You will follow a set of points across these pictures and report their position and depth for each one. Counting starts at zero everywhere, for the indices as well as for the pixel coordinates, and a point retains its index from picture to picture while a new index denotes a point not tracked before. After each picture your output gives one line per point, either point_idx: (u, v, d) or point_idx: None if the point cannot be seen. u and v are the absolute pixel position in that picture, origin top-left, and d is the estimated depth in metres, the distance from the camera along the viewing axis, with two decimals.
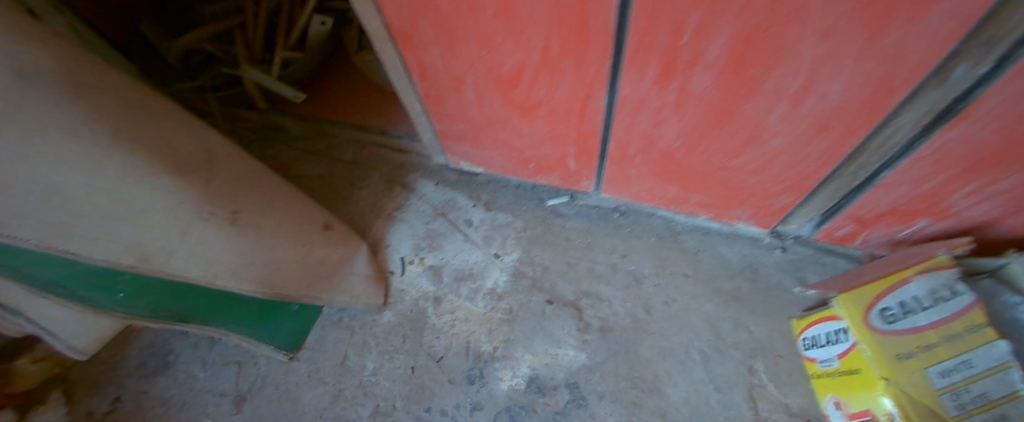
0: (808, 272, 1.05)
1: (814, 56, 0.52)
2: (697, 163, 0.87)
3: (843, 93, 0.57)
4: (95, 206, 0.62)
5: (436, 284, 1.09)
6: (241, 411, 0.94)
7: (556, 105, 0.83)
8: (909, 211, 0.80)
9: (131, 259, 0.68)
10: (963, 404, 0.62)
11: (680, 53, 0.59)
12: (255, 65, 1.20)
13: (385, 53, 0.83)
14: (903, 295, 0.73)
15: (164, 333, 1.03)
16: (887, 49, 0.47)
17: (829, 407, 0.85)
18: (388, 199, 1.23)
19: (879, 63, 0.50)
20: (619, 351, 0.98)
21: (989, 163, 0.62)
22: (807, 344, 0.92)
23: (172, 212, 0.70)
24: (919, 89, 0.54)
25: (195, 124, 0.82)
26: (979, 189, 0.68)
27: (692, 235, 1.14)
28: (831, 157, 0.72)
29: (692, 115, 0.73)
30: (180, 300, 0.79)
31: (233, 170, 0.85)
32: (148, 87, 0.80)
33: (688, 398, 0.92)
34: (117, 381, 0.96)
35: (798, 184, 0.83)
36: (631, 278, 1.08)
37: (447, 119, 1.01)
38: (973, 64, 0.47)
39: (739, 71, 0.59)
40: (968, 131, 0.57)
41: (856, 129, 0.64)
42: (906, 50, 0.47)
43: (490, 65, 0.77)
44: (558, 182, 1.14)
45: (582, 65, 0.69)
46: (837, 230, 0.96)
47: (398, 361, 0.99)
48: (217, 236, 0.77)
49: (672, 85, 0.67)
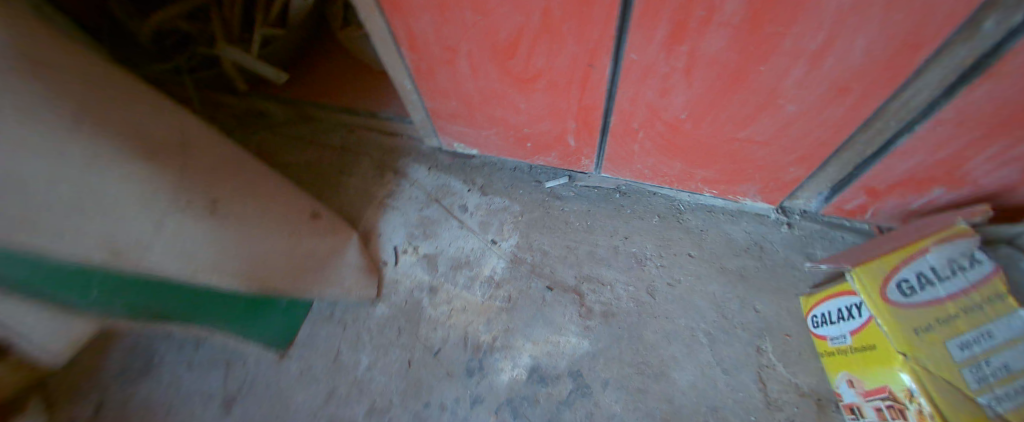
0: (817, 248, 1.01)
1: (840, 8, 0.46)
2: (703, 135, 0.82)
3: (868, 50, 0.51)
4: (61, 201, 0.58)
5: (431, 273, 1.04)
6: (231, 413, 0.89)
7: (557, 76, 0.78)
8: (926, 179, 0.74)
9: (102, 253, 0.63)
10: (985, 377, 0.59)
11: (692, 11, 0.53)
12: (234, 44, 1.14)
13: (372, 24, 0.78)
14: (922, 266, 0.68)
15: (148, 334, 0.98)
16: (917, 0, 0.42)
17: (840, 385, 0.81)
18: (378, 185, 1.17)
19: (908, 16, 0.44)
20: (624, 336, 0.93)
21: (1014, 124, 0.56)
22: (817, 322, 0.88)
23: (143, 204, 0.65)
24: (948, 45, 0.48)
25: (165, 109, 0.77)
26: (1000, 152, 0.63)
27: (696, 213, 1.09)
28: (848, 123, 0.66)
29: (701, 81, 0.67)
30: (161, 297, 0.73)
31: (210, 156, 0.79)
32: (114, 67, 0.74)
33: (697, 383, 0.88)
34: (100, 386, 0.92)
35: (810, 155, 0.77)
36: (633, 260, 1.03)
37: (439, 96, 0.95)
38: (1005, 16, 0.41)
39: (757, 30, 0.54)
40: (996, 89, 0.51)
41: (876, 92, 0.58)
42: (937, 0, 0.41)
43: (487, 31, 0.71)
44: (557, 163, 1.09)
45: (586, 28, 0.63)
46: (848, 203, 0.90)
47: (393, 355, 0.94)
48: (196, 228, 0.72)
49: (682, 48, 0.61)
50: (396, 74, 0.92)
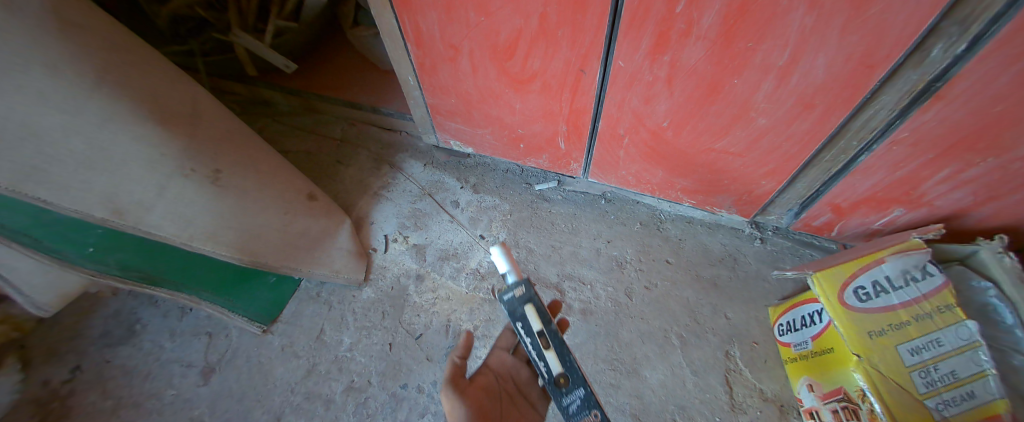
0: (786, 262, 1.07)
1: (803, 26, 0.54)
2: (683, 144, 0.88)
3: (828, 69, 0.59)
4: (72, 151, 0.63)
5: (419, 262, 1.07)
6: (209, 382, 0.91)
7: (550, 79, 0.84)
8: (884, 199, 0.81)
9: (104, 211, 0.66)
10: (932, 381, 0.64)
11: (675, 22, 0.61)
12: (248, 32, 1.19)
13: (382, 19, 0.84)
14: (878, 274, 0.73)
15: (132, 301, 1.00)
16: (870, 21, 0.50)
17: (802, 390, 0.84)
18: (375, 176, 1.23)
19: (863, 37, 0.52)
20: (600, 333, 0.98)
21: (965, 146, 0.62)
22: (783, 330, 0.92)
23: (149, 166, 0.70)
24: (899, 68, 0.56)
25: (177, 83, 0.82)
26: (952, 175, 0.68)
27: (676, 223, 1.15)
28: (813, 139, 0.73)
29: (682, 90, 0.74)
30: (151, 259, 0.76)
31: (216, 131, 0.84)
32: (132, 41, 0.79)
33: (667, 382, 0.91)
34: (78, 349, 0.93)
35: (779, 167, 0.84)
36: (614, 262, 1.08)
37: (440, 93, 1.01)
38: (949, 43, 0.50)
39: (730, 44, 0.61)
40: (943, 112, 0.59)
41: (836, 109, 0.65)
42: (888, 22, 0.49)
43: (487, 32, 0.78)
44: (547, 165, 1.16)
45: (578, 34, 0.71)
46: (815, 220, 0.97)
47: (375, 337, 0.97)
48: (196, 193, 0.76)
49: (665, 58, 0.68)
50: (401, 69, 0.98)
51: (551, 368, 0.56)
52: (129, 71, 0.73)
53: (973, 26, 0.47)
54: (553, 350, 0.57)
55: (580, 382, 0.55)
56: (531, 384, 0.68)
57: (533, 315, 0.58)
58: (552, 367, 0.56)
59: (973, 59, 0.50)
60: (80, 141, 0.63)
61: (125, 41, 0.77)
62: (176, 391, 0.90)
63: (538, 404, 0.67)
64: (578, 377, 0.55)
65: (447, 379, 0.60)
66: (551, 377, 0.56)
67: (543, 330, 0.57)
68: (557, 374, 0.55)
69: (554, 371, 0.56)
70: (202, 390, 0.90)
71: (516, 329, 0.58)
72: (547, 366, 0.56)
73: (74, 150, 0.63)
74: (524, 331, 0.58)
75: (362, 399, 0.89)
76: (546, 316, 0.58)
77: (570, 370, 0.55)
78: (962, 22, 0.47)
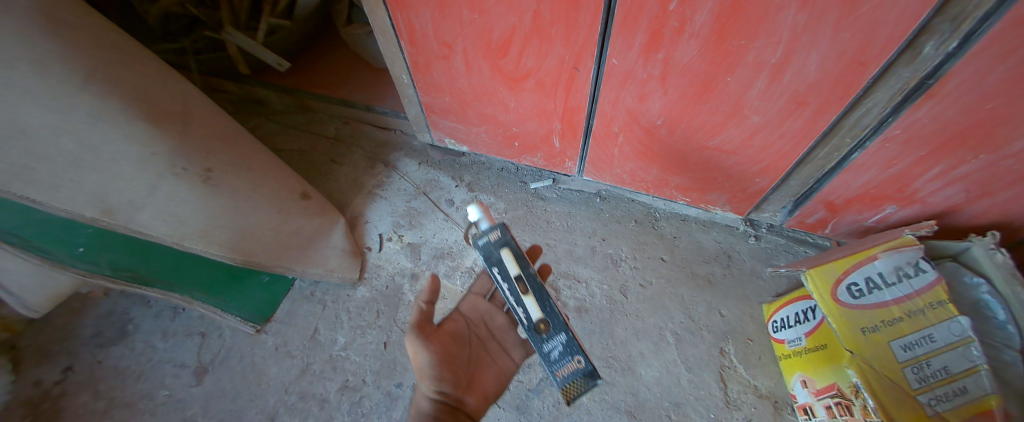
0: (780, 259, 1.07)
1: (795, 24, 0.54)
2: (677, 142, 0.88)
3: (820, 67, 0.59)
4: (61, 150, 0.62)
5: (413, 261, 1.07)
6: (202, 382, 0.90)
7: (545, 76, 0.84)
8: (877, 196, 0.81)
9: (94, 211, 0.65)
10: (925, 377, 0.64)
11: (668, 20, 0.61)
12: (241, 30, 1.19)
13: (376, 17, 0.84)
14: (870, 271, 0.73)
15: (124, 302, 0.99)
16: (862, 19, 0.50)
17: (796, 386, 0.84)
18: (369, 175, 1.22)
19: (854, 34, 0.52)
20: (595, 331, 0.98)
21: (957, 143, 0.62)
22: (777, 326, 0.92)
23: (140, 165, 0.69)
24: (891, 65, 0.56)
25: (168, 81, 0.81)
26: (944, 172, 0.69)
27: (670, 221, 1.15)
28: (806, 136, 0.73)
29: (675, 88, 0.74)
30: (143, 259, 0.76)
31: (207, 130, 0.83)
32: (122, 38, 0.78)
33: (662, 379, 0.92)
34: (69, 350, 0.92)
35: (773, 165, 0.84)
36: (609, 260, 1.08)
37: (434, 91, 1.01)
38: (940, 40, 0.50)
39: (723, 42, 0.61)
40: (935, 109, 0.59)
41: (829, 107, 0.65)
42: (879, 20, 0.49)
43: (481, 30, 0.77)
44: (542, 163, 1.16)
45: (572, 32, 0.70)
46: (809, 217, 0.97)
47: (370, 336, 0.96)
48: (188, 192, 0.75)
49: (658, 55, 0.68)
50: (395, 67, 0.97)
51: (532, 313, 0.60)
52: (119, 69, 0.72)
53: (963, 24, 0.47)
54: (532, 295, 0.61)
55: (561, 328, 0.59)
56: (502, 330, 0.76)
57: (509, 259, 0.62)
58: (531, 313, 0.60)
59: (965, 56, 0.50)
60: (69, 140, 0.63)
61: (115, 38, 0.76)
62: (169, 392, 0.89)
63: (508, 349, 0.74)
64: (559, 323, 0.59)
65: (413, 325, 0.65)
66: (531, 323, 0.60)
67: (521, 274, 0.62)
68: (537, 320, 0.60)
69: (534, 317, 0.60)
70: (195, 391, 0.89)
71: (494, 274, 0.63)
72: (527, 312, 0.61)
73: (63, 149, 0.62)
74: (501, 276, 0.63)
75: (357, 399, 0.88)
76: (524, 260, 0.63)
77: (550, 316, 0.60)
78: (954, 19, 0.47)
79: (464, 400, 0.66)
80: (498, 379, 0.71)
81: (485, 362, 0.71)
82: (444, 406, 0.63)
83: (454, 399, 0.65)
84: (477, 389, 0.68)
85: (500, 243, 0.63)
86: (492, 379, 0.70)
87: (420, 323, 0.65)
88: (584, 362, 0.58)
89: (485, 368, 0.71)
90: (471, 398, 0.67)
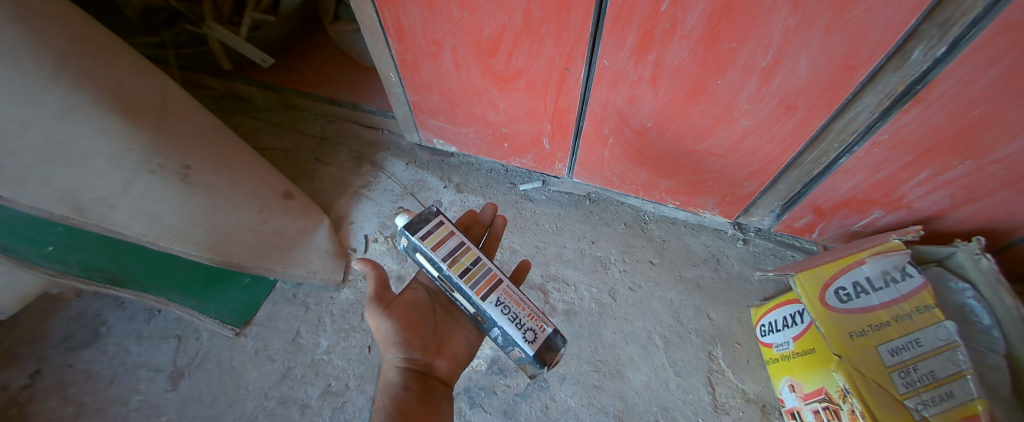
0: (768, 263, 1.07)
1: (786, 27, 0.53)
2: (667, 145, 0.87)
3: (810, 71, 0.58)
4: (27, 144, 0.59)
5: (399, 262, 1.06)
6: (177, 387, 0.88)
7: (535, 77, 0.82)
8: (865, 201, 0.81)
9: (64, 208, 0.63)
10: (912, 382, 0.62)
11: (659, 21, 0.60)
12: (224, 24, 1.17)
13: (362, 12, 0.82)
14: (858, 275, 0.73)
15: (98, 303, 0.96)
16: (853, 23, 0.49)
17: (783, 390, 0.84)
18: (355, 175, 1.21)
19: (845, 39, 0.52)
20: (584, 335, 0.97)
21: (944, 148, 0.62)
22: (765, 330, 0.92)
23: (115, 162, 0.67)
24: (880, 70, 0.55)
25: (144, 75, 0.78)
26: (931, 177, 0.68)
27: (660, 224, 1.15)
28: (795, 140, 0.73)
29: (666, 90, 0.73)
30: (114, 259, 0.73)
31: (185, 127, 0.81)
32: (95, 29, 0.75)
33: (650, 383, 0.91)
34: (38, 354, 0.89)
35: (761, 169, 0.84)
36: (598, 263, 1.07)
37: (423, 89, 0.99)
38: (928, 46, 0.50)
39: (714, 44, 0.60)
40: (923, 114, 0.58)
41: (819, 110, 0.65)
42: (871, 25, 0.49)
43: (471, 28, 0.76)
44: (531, 165, 1.15)
45: (563, 32, 0.69)
46: (796, 221, 0.97)
47: (354, 339, 0.95)
48: (164, 190, 0.73)
49: (649, 57, 0.67)
50: (383, 66, 0.96)
51: (467, 307, 0.60)
52: (92, 62, 0.70)
53: (952, 29, 0.47)
54: (459, 293, 0.60)
55: (492, 324, 0.58)
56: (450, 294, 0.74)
57: (425, 261, 0.62)
58: (466, 307, 0.60)
59: (953, 61, 0.50)
60: (37, 133, 0.60)
61: (89, 30, 0.74)
62: (143, 397, 0.86)
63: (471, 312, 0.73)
64: (489, 319, 0.58)
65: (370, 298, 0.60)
66: (471, 314, 0.61)
67: (442, 275, 0.61)
68: (472, 314, 0.60)
69: (471, 311, 0.60)
70: (170, 396, 0.87)
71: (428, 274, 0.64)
72: (464, 306, 0.61)
73: (30, 143, 0.60)
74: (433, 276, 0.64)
75: (339, 404, 0.87)
76: (434, 261, 0.60)
77: (480, 312, 0.58)
78: (942, 25, 0.47)
79: (433, 366, 0.64)
80: (468, 341, 0.70)
81: (452, 327, 0.69)
82: (413, 373, 0.60)
83: (423, 365, 0.62)
84: (447, 354, 0.66)
85: (413, 247, 0.63)
86: (461, 342, 0.69)
87: (378, 292, 0.60)
88: (524, 354, 0.55)
89: (452, 332, 0.69)
90: (441, 362, 0.64)
